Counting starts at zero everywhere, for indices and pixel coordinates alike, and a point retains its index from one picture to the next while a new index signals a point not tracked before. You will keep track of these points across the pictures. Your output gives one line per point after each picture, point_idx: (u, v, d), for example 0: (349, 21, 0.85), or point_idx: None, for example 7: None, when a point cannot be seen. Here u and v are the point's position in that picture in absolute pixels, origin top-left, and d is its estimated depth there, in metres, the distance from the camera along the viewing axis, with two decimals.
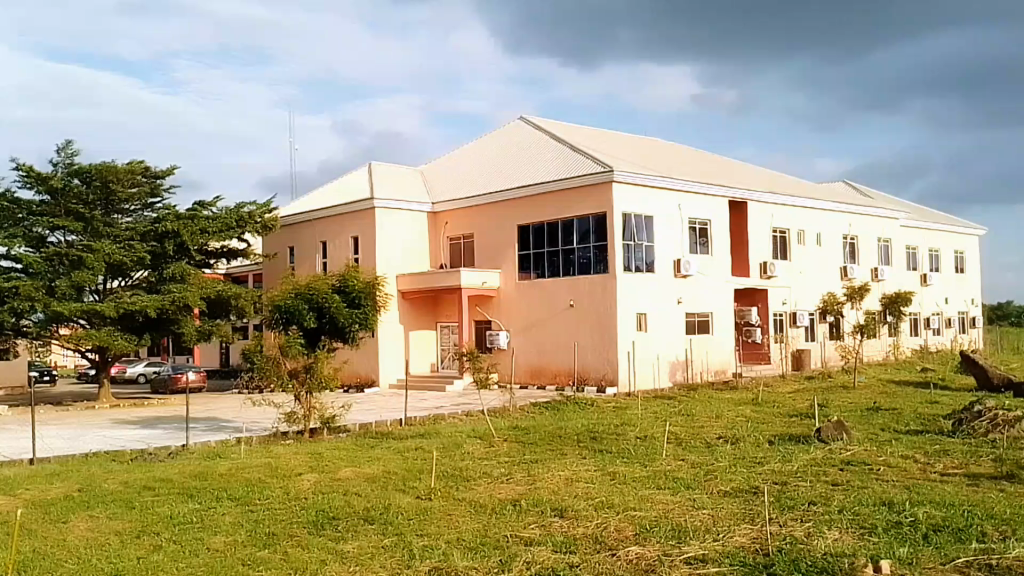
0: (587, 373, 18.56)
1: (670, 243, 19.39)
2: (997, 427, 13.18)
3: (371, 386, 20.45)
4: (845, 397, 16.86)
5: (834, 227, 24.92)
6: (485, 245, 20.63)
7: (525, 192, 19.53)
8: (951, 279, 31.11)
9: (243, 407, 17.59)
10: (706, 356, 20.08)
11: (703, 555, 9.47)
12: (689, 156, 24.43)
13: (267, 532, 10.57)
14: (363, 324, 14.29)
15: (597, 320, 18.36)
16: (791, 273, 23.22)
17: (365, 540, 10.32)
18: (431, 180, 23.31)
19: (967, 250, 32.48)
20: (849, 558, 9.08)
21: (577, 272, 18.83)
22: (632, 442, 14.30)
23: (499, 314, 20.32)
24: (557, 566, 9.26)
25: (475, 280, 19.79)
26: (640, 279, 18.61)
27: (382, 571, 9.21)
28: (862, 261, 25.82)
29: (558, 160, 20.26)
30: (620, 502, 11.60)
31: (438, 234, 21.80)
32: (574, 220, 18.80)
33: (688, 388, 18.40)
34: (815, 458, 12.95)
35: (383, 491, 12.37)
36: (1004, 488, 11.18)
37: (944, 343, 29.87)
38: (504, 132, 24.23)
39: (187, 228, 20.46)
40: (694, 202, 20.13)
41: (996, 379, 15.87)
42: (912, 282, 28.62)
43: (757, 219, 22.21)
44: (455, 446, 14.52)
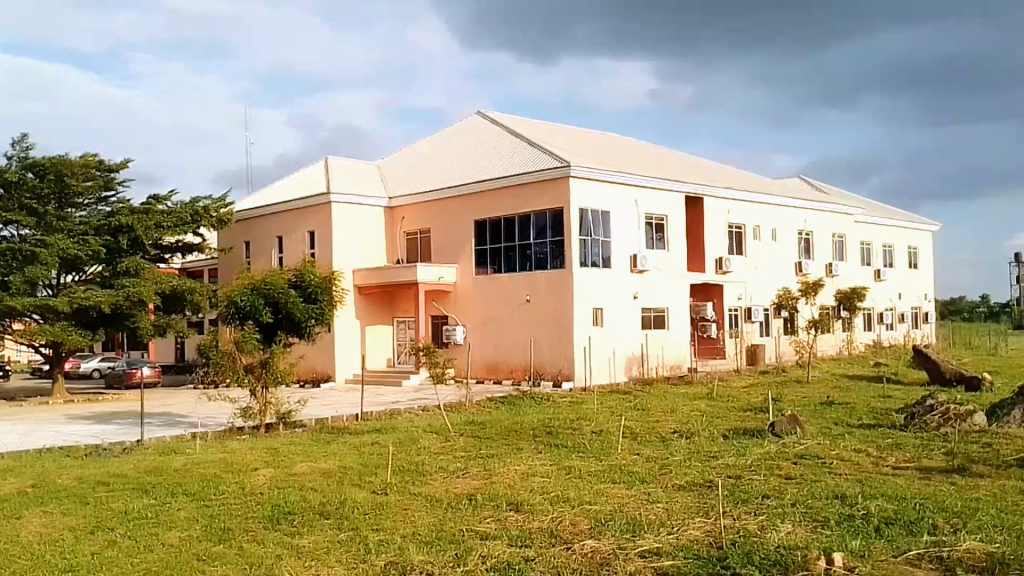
0: (544, 368, 18.55)
1: (626, 239, 19.35)
2: (948, 422, 13.34)
3: (329, 380, 20.42)
4: (799, 391, 16.93)
5: (790, 222, 24.95)
6: (442, 240, 20.53)
7: (482, 187, 19.42)
8: (905, 274, 31.30)
9: (199, 403, 17.53)
10: (661, 351, 20.11)
11: (657, 548, 9.51)
12: (646, 151, 24.37)
13: (223, 527, 10.52)
14: (319, 319, 14.30)
15: (554, 315, 18.34)
16: (747, 268, 23.24)
17: (322, 534, 10.30)
18: (388, 175, 23.14)
19: (922, 245, 32.72)
20: (802, 551, 9.14)
21: (534, 267, 18.78)
22: (588, 436, 14.32)
23: (455, 309, 20.26)
24: (512, 560, 9.28)
25: (431, 276, 19.70)
26: (596, 274, 18.56)
27: (337, 565, 9.21)
28: (817, 257, 25.93)
29: (515, 155, 20.15)
30: (576, 497, 11.62)
31: (394, 229, 21.68)
32: (531, 216, 18.72)
33: (644, 382, 18.44)
34: (769, 452, 12.98)
35: (339, 486, 12.35)
36: (954, 481, 11.26)
37: (897, 338, 30.11)
38: (460, 127, 24.10)
39: (142, 223, 20.52)
40: (652, 198, 20.09)
41: (949, 373, 16.01)
42: (868, 277, 28.79)
43: (714, 214, 22.19)
44: (411, 441, 14.52)
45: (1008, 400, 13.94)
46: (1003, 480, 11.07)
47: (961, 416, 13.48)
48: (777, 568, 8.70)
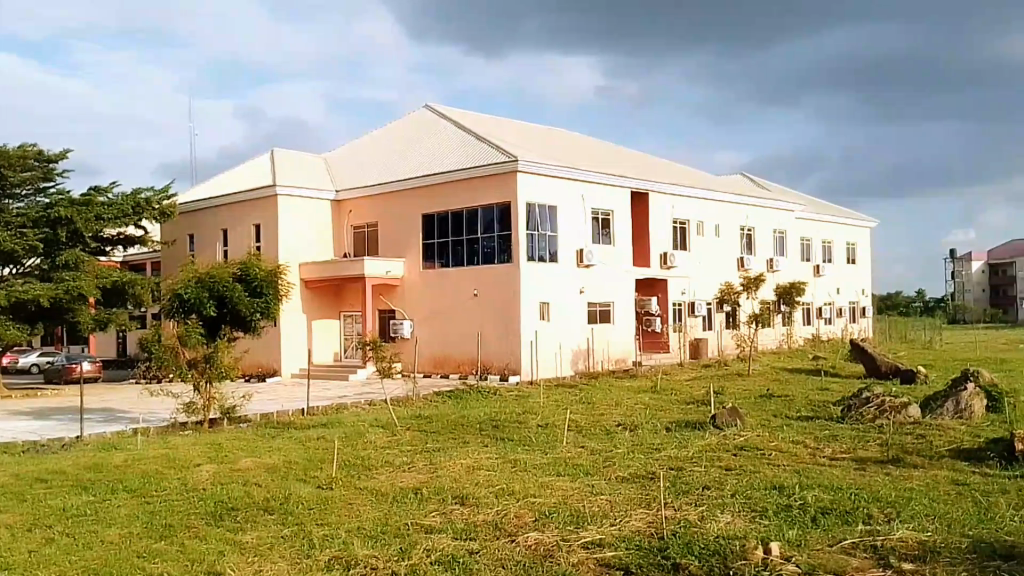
0: (491, 362, 18.60)
1: (572, 233, 19.44)
2: (884, 413, 13.65)
3: (274, 375, 20.22)
4: (739, 384, 17.22)
5: (732, 218, 25.32)
6: (389, 234, 20.46)
7: (429, 181, 19.36)
8: (844, 270, 31.97)
9: (142, 399, 17.27)
10: (607, 345, 20.28)
11: (600, 540, 9.61)
12: (593, 146, 24.51)
13: (164, 523, 10.39)
14: (266, 313, 14.19)
15: (500, 310, 18.39)
16: (690, 264, 23.53)
17: (265, 530, 10.21)
18: (335, 168, 22.95)
19: (861, 241, 33.37)
20: (741, 541, 9.30)
21: (480, 262, 18.80)
22: (533, 430, 14.38)
23: (403, 303, 20.22)
24: (456, 553, 9.30)
25: (379, 270, 19.62)
26: (543, 269, 18.63)
27: (280, 561, 9.15)
28: (758, 252, 26.36)
29: (463, 149, 20.12)
30: (521, 489, 11.68)
31: (341, 223, 21.54)
32: (479, 210, 18.72)
33: (589, 376, 18.63)
34: (709, 444, 13.17)
35: (283, 481, 12.24)
36: (889, 472, 11.52)
37: (835, 332, 30.78)
38: (407, 121, 24.00)
39: (81, 215, 20.11)
40: (598, 193, 20.22)
41: (885, 367, 16.39)
42: (807, 273, 29.32)
43: (659, 209, 22.41)
44: (358, 435, 14.48)
45: (940, 392, 14.36)
46: (934, 470, 11.38)
47: (896, 408, 13.78)
48: (716, 557, 8.83)
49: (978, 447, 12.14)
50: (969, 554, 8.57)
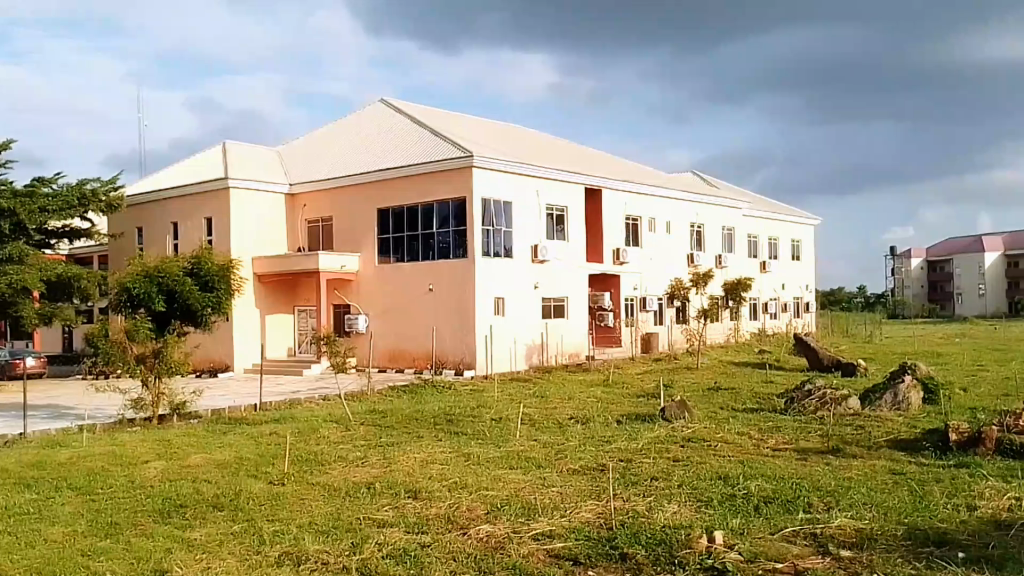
0: (446, 356, 18.66)
1: (527, 229, 19.61)
2: (825, 405, 14.12)
3: (226, 370, 19.97)
4: (688, 377, 17.62)
5: (683, 215, 25.80)
6: (344, 228, 20.36)
7: (384, 175, 19.29)
8: (789, 266, 32.81)
9: (88, 395, 16.90)
10: (561, 340, 20.52)
11: (550, 531, 9.76)
12: (547, 142, 24.72)
13: (110, 521, 10.21)
14: (217, 308, 14.04)
15: (455, 304, 18.46)
16: (643, 259, 23.91)
17: (214, 527, 10.11)
18: (289, 161, 22.73)
19: (805, 238, 34.23)
20: (686, 530, 9.54)
21: (436, 257, 18.84)
22: (487, 423, 14.50)
23: (357, 298, 20.15)
24: (408, 547, 9.35)
25: (334, 264, 19.49)
26: (497, 264, 18.74)
27: (229, 557, 9.07)
28: (708, 248, 26.92)
29: (419, 143, 20.13)
30: (474, 483, 11.77)
31: (295, 217, 21.36)
32: (434, 205, 18.75)
33: (543, 370, 18.82)
34: (659, 436, 13.43)
35: (233, 477, 12.13)
36: (829, 462, 11.90)
37: (780, 326, 31.60)
38: (361, 116, 23.88)
39: (24, 207, 19.63)
40: (552, 189, 20.42)
41: (827, 360, 16.97)
42: (754, 269, 30.02)
43: (612, 206, 22.72)
44: (310, 430, 14.41)
45: (879, 384, 14.92)
46: (872, 460, 11.80)
47: (837, 400, 14.24)
48: (662, 546, 9.04)
49: (914, 438, 12.66)
50: (904, 541, 8.90)
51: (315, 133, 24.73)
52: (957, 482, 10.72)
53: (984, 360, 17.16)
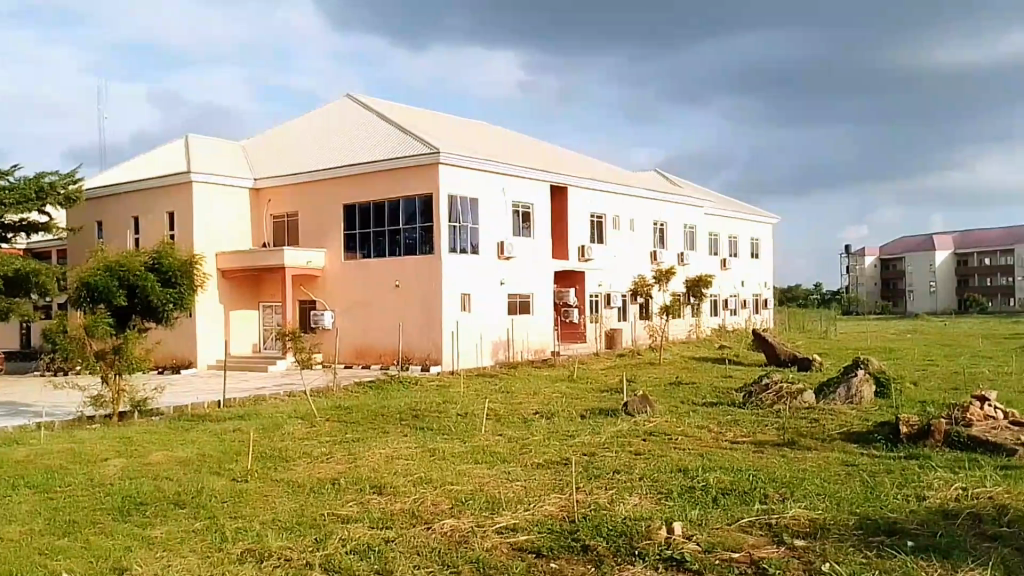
0: (412, 352, 18.69)
1: (493, 226, 19.71)
2: (781, 399, 14.51)
3: (188, 367, 19.75)
4: (652, 372, 17.93)
5: (647, 214, 26.19)
6: (309, 224, 20.25)
7: (350, 171, 19.22)
8: (748, 264, 33.50)
9: (46, 392, 16.54)
10: (527, 336, 20.74)
11: (514, 524, 9.90)
12: (513, 139, 24.86)
13: (68, 520, 10.06)
14: (179, 304, 13.95)
15: (421, 300, 18.50)
16: (607, 257, 24.22)
17: (175, 524, 10.04)
18: (254, 156, 22.51)
19: (763, 236, 35.01)
20: (646, 521, 9.76)
21: (402, 253, 18.85)
22: (453, 419, 14.60)
23: (323, 294, 20.08)
24: (372, 542, 9.40)
25: (299, 260, 19.37)
26: (463, 260, 18.81)
27: (190, 555, 9.03)
28: (671, 246, 27.35)
29: (385, 139, 20.10)
30: (439, 478, 11.86)
31: (260, 212, 21.19)
32: (400, 201, 18.75)
33: (509, 366, 18.98)
34: (621, 430, 13.66)
35: (195, 474, 12.03)
36: (784, 454, 12.22)
37: (740, 323, 32.24)
38: (327, 111, 23.74)
39: None
40: (518, 186, 20.55)
41: (784, 355, 17.42)
42: (715, 267, 30.58)
43: (578, 203, 22.96)
44: (275, 427, 14.36)
45: (834, 379, 15.38)
46: (826, 452, 12.15)
47: (793, 394, 14.63)
48: (623, 538, 9.24)
49: (867, 430, 13.07)
50: (856, 530, 9.21)
51: (279, 128, 24.50)
52: (907, 473, 11.13)
53: (933, 355, 17.80)
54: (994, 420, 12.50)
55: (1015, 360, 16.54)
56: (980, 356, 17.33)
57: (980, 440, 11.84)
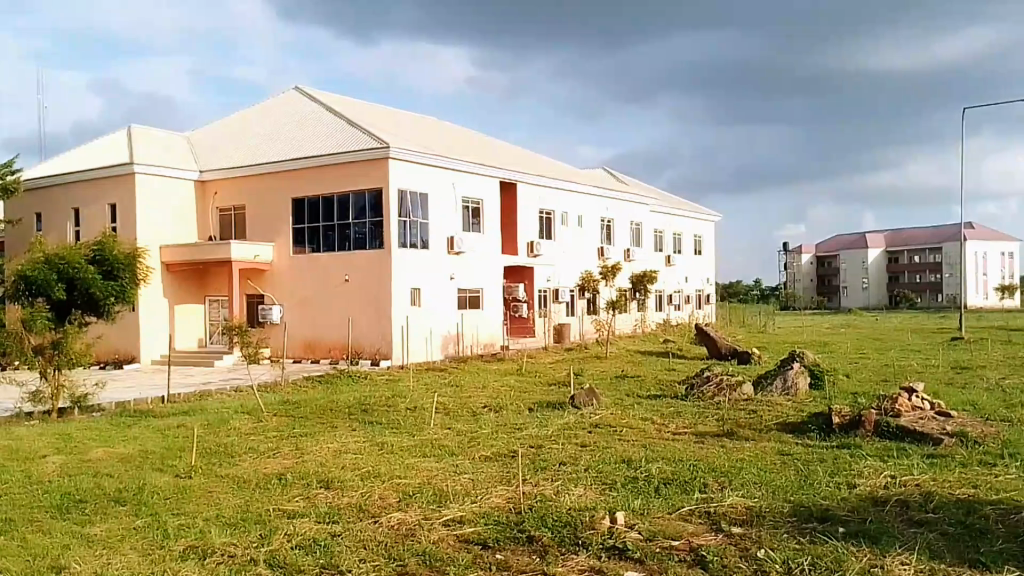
0: (362, 347, 18.70)
1: (443, 221, 19.82)
2: (721, 391, 14.95)
3: (131, 362, 19.39)
4: (598, 365, 18.27)
5: (595, 211, 26.76)
6: (257, 217, 20.07)
7: (298, 164, 19.07)
8: (692, 260, 34.42)
9: None
10: (476, 331, 20.97)
11: (461, 517, 10.00)
12: (462, 135, 24.98)
13: (3, 519, 9.82)
14: (121, 297, 13.77)
15: (370, 295, 18.52)
16: (556, 252, 24.64)
17: (116, 522, 9.86)
18: (199, 148, 22.14)
19: (706, 234, 36.04)
20: (590, 512, 9.98)
21: (351, 247, 18.83)
22: (401, 413, 14.67)
23: (271, 288, 19.92)
24: (317, 536, 9.39)
25: (247, 253, 19.16)
26: (413, 255, 18.88)
27: (131, 552, 8.87)
28: (617, 243, 27.97)
29: (333, 133, 20.02)
30: (387, 472, 11.92)
31: (205, 205, 20.90)
32: (350, 195, 18.69)
33: (459, 360, 19.15)
34: (567, 423, 13.92)
35: (136, 471, 11.82)
36: (724, 445, 12.60)
37: (683, 317, 33.16)
38: (274, 104, 23.51)
39: None
40: (468, 181, 20.69)
41: (724, 348, 18.04)
42: (660, 263, 31.34)
43: (526, 200, 23.27)
44: (221, 422, 14.22)
45: (771, 371, 15.93)
46: (762, 442, 12.57)
47: (732, 386, 15.11)
48: (567, 528, 9.43)
49: (802, 421, 13.55)
50: (791, 518, 9.54)
51: (226, 120, 24.14)
52: (839, 462, 11.59)
53: (865, 348, 18.63)
54: (921, 411, 13.09)
55: (940, 353, 17.45)
56: (908, 349, 18.23)
57: (908, 430, 12.41)
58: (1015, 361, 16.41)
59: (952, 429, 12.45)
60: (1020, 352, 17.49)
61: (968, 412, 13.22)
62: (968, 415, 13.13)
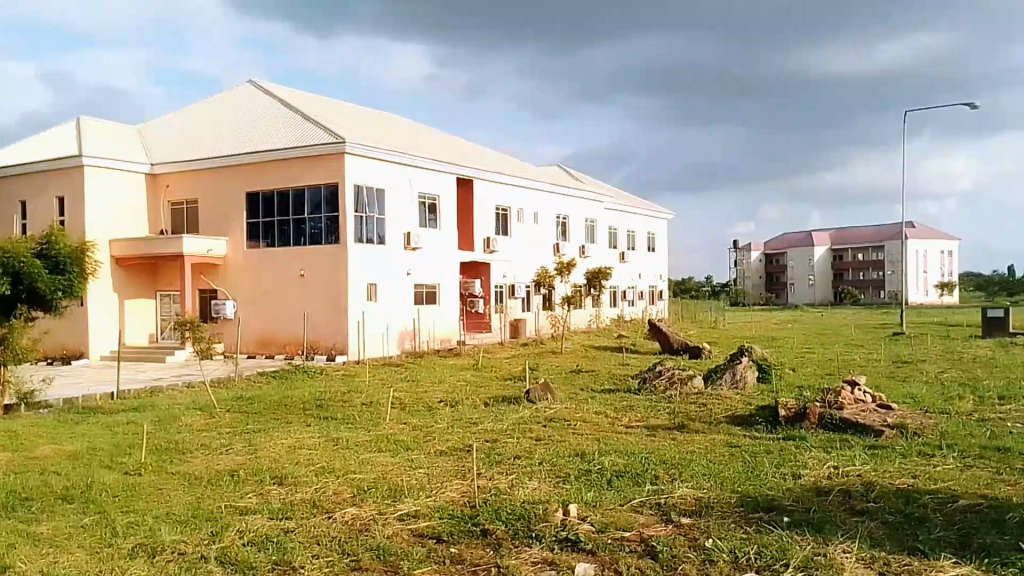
0: (317, 342, 18.68)
1: (400, 216, 19.86)
2: (672, 385, 15.32)
3: (79, 358, 19.06)
4: (553, 360, 18.52)
5: (550, 208, 27.18)
6: (210, 211, 19.88)
7: (252, 158, 18.89)
8: (645, 257, 35.11)
9: None
10: (432, 326, 21.11)
11: (415, 511, 9.97)
12: (416, 130, 25.01)
13: None
14: (69, 292, 13.63)
15: (324, 290, 18.51)
16: (512, 248, 24.93)
17: (63, 520, 9.65)
18: (150, 141, 21.81)
19: (660, 231, 36.80)
20: (544, 504, 10.04)
21: (306, 242, 18.76)
22: (357, 408, 14.67)
23: (225, 282, 19.75)
24: (269, 533, 9.21)
25: (200, 248, 18.98)
26: (369, 250, 18.88)
27: (79, 550, 8.68)
28: (572, 239, 28.48)
29: (288, 127, 19.94)
30: (341, 467, 11.87)
31: (157, 199, 20.61)
32: (306, 190, 18.62)
33: (415, 355, 19.26)
34: (522, 417, 14.08)
35: (84, 468, 11.57)
36: (675, 437, 12.85)
37: (637, 313, 33.77)
38: (228, 97, 23.30)
39: None
40: (425, 177, 20.78)
41: (676, 343, 18.46)
42: (615, 259, 31.92)
43: (483, 196, 23.45)
44: (171, 418, 14.06)
45: (721, 366, 16.37)
46: (713, 435, 12.84)
47: (684, 380, 15.49)
48: (521, 521, 9.44)
49: (749, 414, 13.94)
50: (739, 508, 9.70)
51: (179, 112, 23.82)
52: (785, 453, 11.91)
53: (812, 342, 19.23)
54: (863, 403, 13.52)
55: (882, 348, 18.10)
56: (852, 344, 18.88)
57: (851, 422, 12.79)
58: (952, 356, 17.13)
59: (892, 421, 12.89)
60: (957, 347, 18.24)
61: (908, 405, 13.72)
62: (909, 407, 13.59)
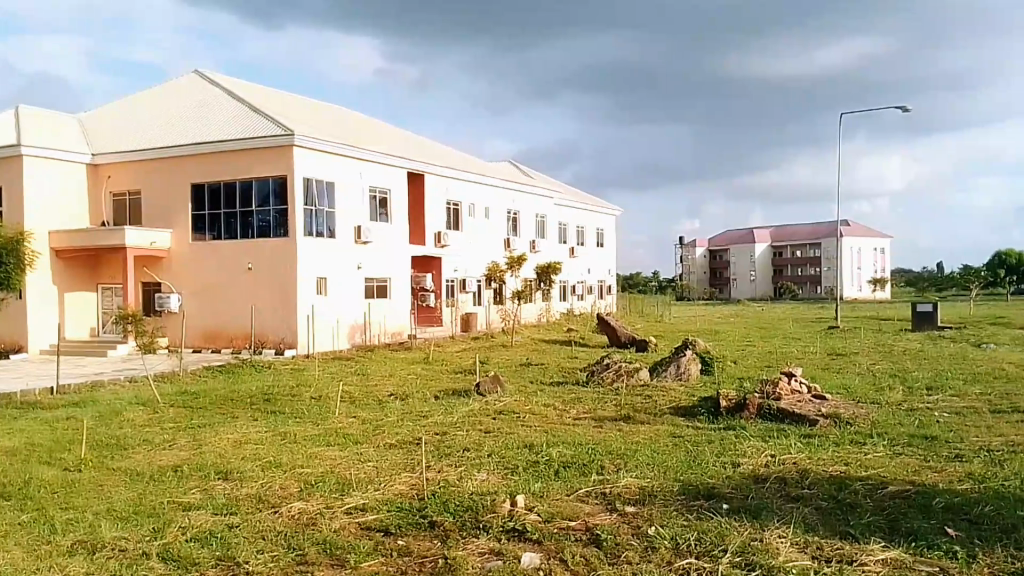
0: (265, 336, 18.52)
1: (350, 209, 19.81)
2: (619, 377, 15.71)
3: (17, 351, 18.51)
4: (503, 353, 18.76)
5: (502, 204, 27.47)
6: (153, 202, 19.46)
7: (199, 149, 18.57)
8: (594, 253, 35.74)
9: None
10: (382, 320, 21.11)
11: (364, 504, 9.99)
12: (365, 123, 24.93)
13: None
14: (4, 284, 13.16)
15: (271, 283, 18.35)
16: (464, 243, 25.10)
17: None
18: (91, 130, 21.25)
19: (608, 227, 37.44)
20: (492, 495, 10.20)
21: (254, 236, 18.56)
22: (307, 402, 14.61)
23: (169, 275, 19.39)
24: (214, 529, 9.13)
25: (142, 241, 18.58)
26: (318, 244, 18.77)
27: (13, 549, 8.43)
28: (523, 234, 28.84)
29: (235, 118, 19.68)
30: (289, 462, 11.80)
31: (98, 190, 20.08)
32: (254, 182, 18.41)
33: (366, 349, 19.28)
34: (472, 410, 14.23)
35: (22, 465, 11.23)
36: (620, 428, 13.14)
37: (587, 307, 34.30)
38: (173, 86, 22.80)
39: None
40: (376, 171, 20.76)
41: (625, 337, 18.89)
42: (564, 254, 32.40)
43: (434, 191, 23.55)
44: (115, 413, 13.78)
45: (667, 359, 16.87)
46: (657, 425, 13.18)
47: (630, 372, 15.91)
48: (468, 512, 9.58)
49: (692, 405, 14.38)
50: (680, 496, 10.02)
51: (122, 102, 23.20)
52: (726, 442, 12.32)
53: (753, 335, 19.95)
54: (799, 394, 14.07)
55: (818, 341, 18.87)
56: (791, 337, 19.63)
57: (787, 411, 13.29)
58: (882, 348, 18.00)
59: (827, 411, 13.46)
60: (888, 340, 19.13)
61: (841, 395, 14.36)
62: (842, 398, 14.22)
